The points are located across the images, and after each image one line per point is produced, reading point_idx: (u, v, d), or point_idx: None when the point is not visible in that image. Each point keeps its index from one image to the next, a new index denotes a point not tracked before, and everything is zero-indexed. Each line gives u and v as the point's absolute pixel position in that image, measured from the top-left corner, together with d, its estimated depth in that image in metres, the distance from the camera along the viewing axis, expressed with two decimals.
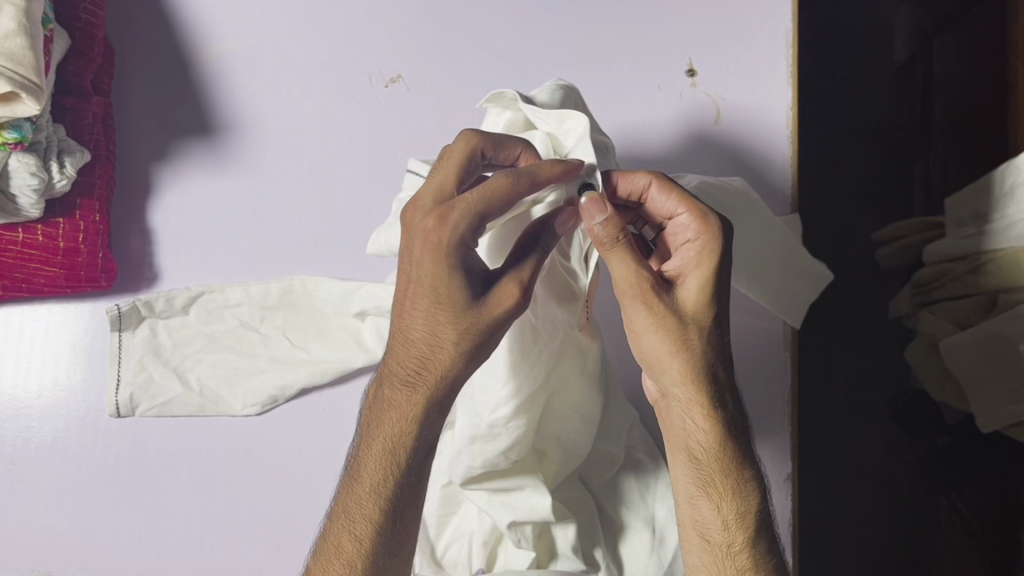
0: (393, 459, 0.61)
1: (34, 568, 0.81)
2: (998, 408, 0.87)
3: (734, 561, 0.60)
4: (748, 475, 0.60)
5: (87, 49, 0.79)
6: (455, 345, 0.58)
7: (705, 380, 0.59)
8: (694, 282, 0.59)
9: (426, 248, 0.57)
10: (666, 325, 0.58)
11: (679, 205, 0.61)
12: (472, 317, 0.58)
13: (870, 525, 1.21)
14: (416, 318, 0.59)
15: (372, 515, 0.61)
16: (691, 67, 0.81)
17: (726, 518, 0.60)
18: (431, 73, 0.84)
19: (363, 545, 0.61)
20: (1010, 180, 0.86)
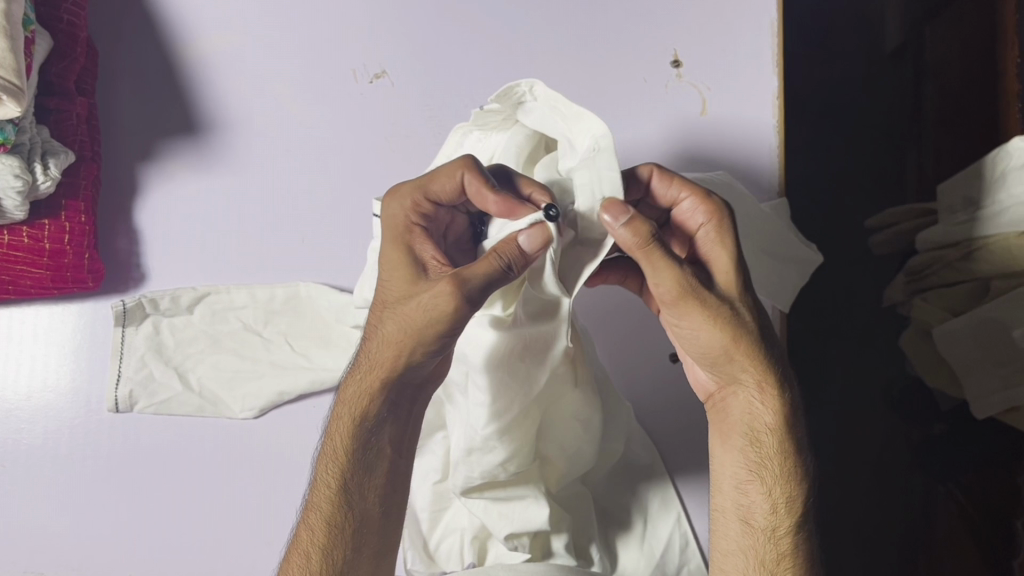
0: (345, 451, 0.61)
1: (26, 569, 0.81)
2: (990, 394, 0.86)
3: (777, 544, 0.61)
4: (802, 460, 0.62)
5: (71, 50, 0.79)
6: (398, 329, 0.58)
7: (772, 364, 0.61)
8: (725, 265, 0.60)
9: (387, 233, 0.62)
10: (727, 316, 0.59)
11: (681, 191, 0.62)
12: (410, 298, 0.58)
13: (868, 515, 1.21)
14: (373, 308, 0.61)
15: (329, 514, 0.61)
16: (676, 58, 0.81)
17: (776, 501, 0.61)
18: (416, 69, 0.83)
19: (317, 538, 0.61)
20: (1002, 165, 0.86)
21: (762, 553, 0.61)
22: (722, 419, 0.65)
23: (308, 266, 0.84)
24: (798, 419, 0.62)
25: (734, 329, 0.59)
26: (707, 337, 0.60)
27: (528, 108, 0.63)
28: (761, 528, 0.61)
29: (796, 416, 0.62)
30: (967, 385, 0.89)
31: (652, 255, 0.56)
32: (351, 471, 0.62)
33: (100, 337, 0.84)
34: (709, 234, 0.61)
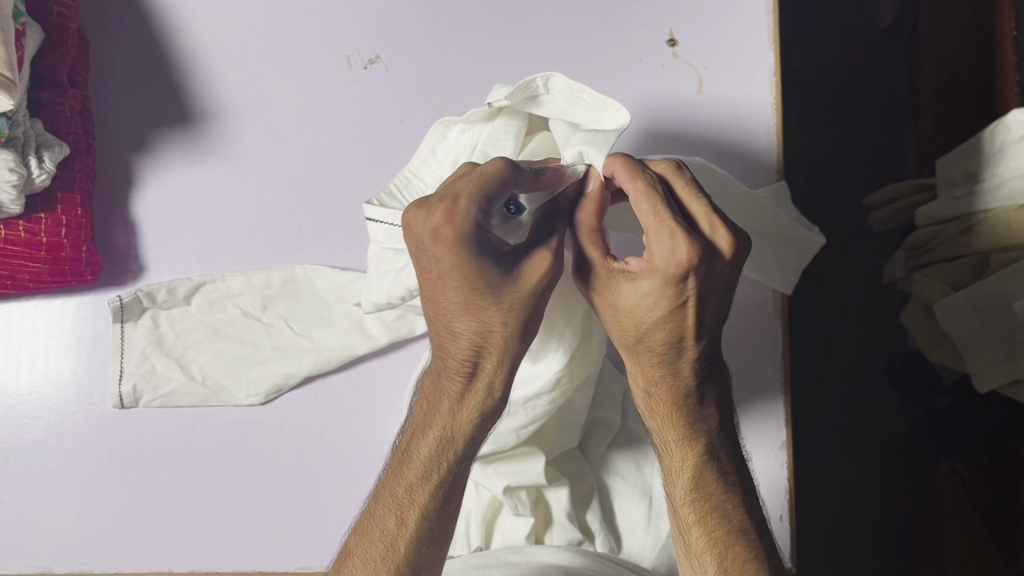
0: (445, 447, 0.60)
1: (32, 564, 0.81)
2: (993, 367, 0.87)
3: (675, 515, 0.61)
4: (701, 445, 0.60)
5: (61, 42, 0.78)
6: (505, 323, 0.58)
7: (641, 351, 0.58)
8: (639, 282, 0.56)
9: (441, 241, 0.55)
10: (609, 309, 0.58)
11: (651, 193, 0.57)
12: (518, 293, 0.57)
13: (874, 489, 1.21)
14: (458, 310, 0.58)
15: (426, 503, 0.60)
16: (672, 37, 0.80)
17: (671, 473, 0.61)
18: (411, 53, 0.83)
19: (410, 531, 0.60)
20: (999, 139, 0.86)
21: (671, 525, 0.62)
22: None
23: (306, 254, 0.84)
24: (699, 402, 0.59)
25: (621, 331, 0.58)
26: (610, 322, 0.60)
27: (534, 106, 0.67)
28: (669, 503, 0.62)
29: (692, 399, 0.59)
30: (968, 358, 0.89)
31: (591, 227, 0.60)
32: (454, 465, 0.60)
33: (100, 330, 0.84)
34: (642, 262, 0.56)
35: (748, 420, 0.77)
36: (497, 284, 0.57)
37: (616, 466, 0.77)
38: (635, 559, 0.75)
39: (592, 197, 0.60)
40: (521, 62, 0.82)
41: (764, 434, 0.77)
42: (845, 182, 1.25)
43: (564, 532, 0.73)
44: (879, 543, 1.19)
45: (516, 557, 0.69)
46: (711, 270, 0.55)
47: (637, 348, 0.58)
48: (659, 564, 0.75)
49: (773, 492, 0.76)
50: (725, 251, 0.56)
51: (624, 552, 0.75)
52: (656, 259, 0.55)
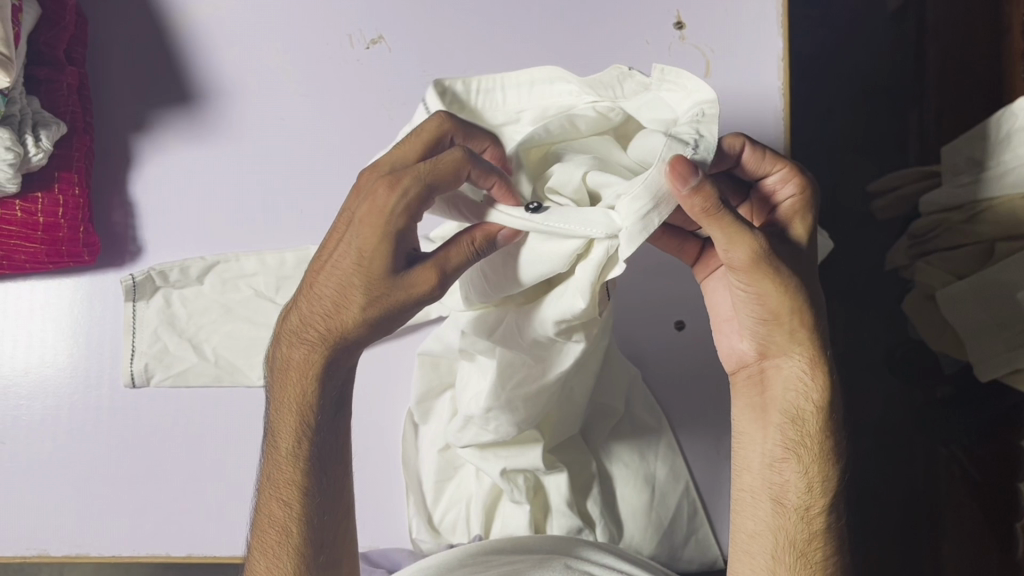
0: (303, 423, 0.59)
1: (28, 547, 0.80)
2: (994, 358, 0.86)
3: (808, 526, 0.59)
4: (837, 441, 0.59)
5: (59, 18, 0.77)
6: (370, 316, 0.55)
7: (826, 341, 0.58)
8: (801, 239, 0.58)
9: (369, 215, 0.53)
10: (798, 290, 0.55)
11: (771, 163, 0.59)
12: (390, 293, 0.54)
13: (872, 477, 1.20)
14: (329, 276, 0.56)
15: (292, 481, 0.60)
16: (679, 20, 0.79)
17: (811, 483, 0.59)
18: (413, 32, 0.82)
19: (293, 507, 0.60)
20: (1005, 126, 0.85)
21: (793, 533, 0.59)
22: (761, 389, 0.61)
23: (303, 235, 0.82)
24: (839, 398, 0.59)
25: (797, 306, 0.56)
26: (755, 303, 0.57)
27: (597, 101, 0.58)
28: (794, 507, 0.59)
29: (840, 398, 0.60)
30: (968, 347, 0.88)
31: (716, 226, 0.52)
32: (315, 437, 0.60)
33: (97, 311, 0.83)
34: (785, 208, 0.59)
35: None
36: (378, 273, 0.54)
37: (619, 454, 0.76)
38: (635, 547, 0.75)
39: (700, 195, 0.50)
40: (525, 45, 0.81)
41: None
42: (849, 168, 1.23)
43: (563, 519, 0.72)
44: (878, 530, 1.19)
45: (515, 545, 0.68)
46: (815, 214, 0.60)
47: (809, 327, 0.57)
48: (659, 552, 0.76)
49: None
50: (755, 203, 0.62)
51: (625, 541, 0.75)
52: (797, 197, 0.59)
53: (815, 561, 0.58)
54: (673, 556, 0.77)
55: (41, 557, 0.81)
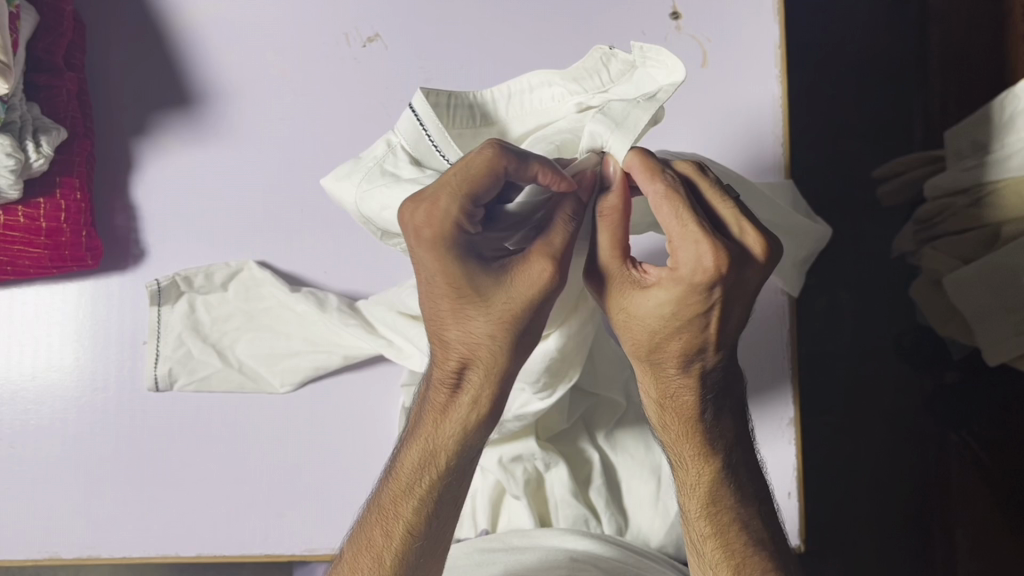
0: (429, 466, 0.57)
1: (40, 550, 0.81)
2: (1003, 342, 0.86)
3: (691, 523, 0.59)
4: (710, 450, 0.57)
5: (57, 25, 0.78)
6: (498, 336, 0.53)
7: (652, 364, 0.55)
8: (653, 302, 0.51)
9: (423, 248, 0.51)
10: (618, 320, 0.54)
11: (667, 228, 0.50)
12: (508, 305, 0.52)
13: (881, 465, 1.19)
14: (448, 321, 0.54)
15: (410, 522, 0.57)
16: (675, 10, 0.79)
17: (683, 483, 0.59)
18: (409, 28, 0.82)
19: (394, 543, 0.57)
20: (1010, 108, 0.85)
21: (688, 531, 0.59)
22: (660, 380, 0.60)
23: (305, 234, 0.83)
24: (705, 404, 0.56)
25: (628, 337, 0.54)
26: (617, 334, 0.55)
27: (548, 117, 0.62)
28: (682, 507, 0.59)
29: (702, 411, 0.56)
30: (978, 333, 0.88)
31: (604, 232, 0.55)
32: (445, 478, 0.57)
33: (103, 314, 0.84)
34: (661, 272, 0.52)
35: (758, 400, 0.77)
36: (491, 296, 0.52)
37: (624, 444, 0.76)
38: (644, 537, 0.75)
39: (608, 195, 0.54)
40: (522, 39, 0.81)
41: (770, 415, 0.77)
42: (853, 154, 1.23)
43: (568, 509, 0.72)
44: (889, 517, 1.18)
45: (521, 540, 0.69)
46: (742, 273, 0.50)
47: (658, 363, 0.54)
48: (667, 542, 0.74)
49: (781, 469, 0.77)
50: (757, 255, 0.51)
51: (632, 530, 0.75)
52: (682, 266, 0.49)
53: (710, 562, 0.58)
54: (683, 547, 0.75)
55: (53, 559, 0.81)
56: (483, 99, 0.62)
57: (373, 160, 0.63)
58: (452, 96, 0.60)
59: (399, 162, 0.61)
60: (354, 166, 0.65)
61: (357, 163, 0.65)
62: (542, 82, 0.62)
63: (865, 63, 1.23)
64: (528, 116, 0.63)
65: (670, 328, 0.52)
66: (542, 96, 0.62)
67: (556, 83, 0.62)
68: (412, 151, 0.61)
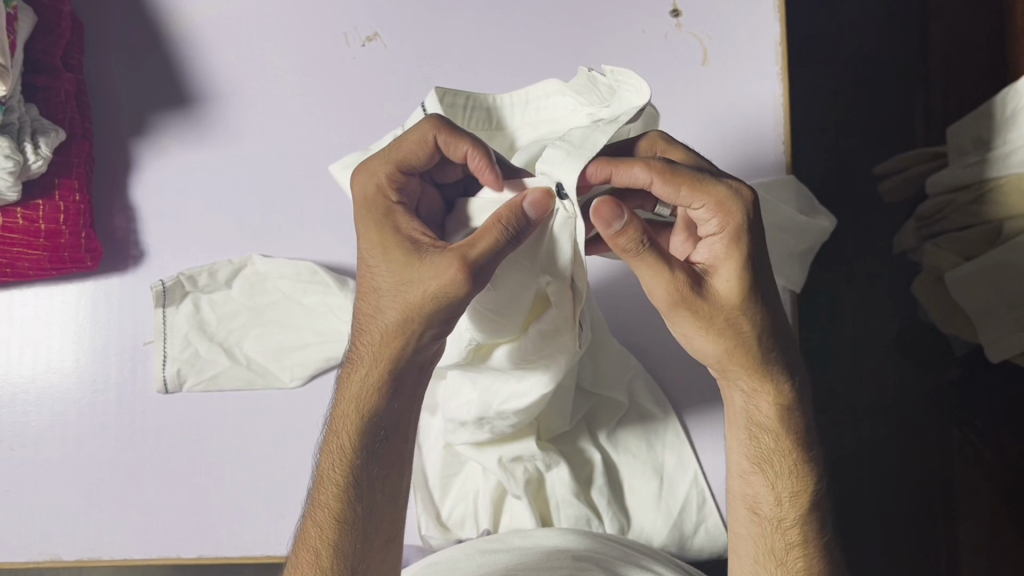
0: (347, 446, 0.59)
1: (41, 552, 0.81)
2: (1008, 338, 0.85)
3: (785, 535, 0.60)
4: (812, 451, 0.61)
5: (55, 26, 0.77)
6: (397, 318, 0.56)
7: (761, 363, 0.57)
8: (728, 273, 0.54)
9: (359, 212, 0.58)
10: (715, 326, 0.55)
11: (691, 198, 0.53)
12: (408, 288, 0.55)
13: (883, 463, 1.19)
14: (367, 301, 0.58)
15: (335, 511, 0.59)
16: (675, 8, 0.79)
17: (777, 496, 0.60)
18: (408, 27, 0.82)
19: (325, 533, 0.59)
20: (1012, 104, 0.85)
21: (770, 542, 0.60)
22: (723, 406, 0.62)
23: (304, 233, 0.83)
24: (800, 407, 0.60)
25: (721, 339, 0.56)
26: (701, 345, 0.57)
27: (560, 123, 0.62)
28: (768, 518, 0.60)
29: (796, 414, 0.60)
30: (981, 329, 0.87)
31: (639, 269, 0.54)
32: (363, 462, 0.59)
33: (102, 316, 0.83)
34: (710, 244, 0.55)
35: None
36: (395, 271, 0.56)
37: (625, 443, 0.76)
38: (646, 537, 0.74)
39: (620, 237, 0.52)
40: (522, 38, 0.81)
41: None
42: (853, 151, 1.22)
43: (570, 509, 0.72)
44: (892, 514, 1.18)
45: (522, 540, 0.69)
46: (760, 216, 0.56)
47: (756, 363, 0.57)
48: (669, 542, 0.74)
49: None
50: None
51: (634, 530, 0.74)
52: (727, 228, 0.53)
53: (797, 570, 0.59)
54: (684, 546, 0.75)
55: (54, 561, 0.81)
56: (499, 102, 0.63)
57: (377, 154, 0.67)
58: (468, 99, 0.62)
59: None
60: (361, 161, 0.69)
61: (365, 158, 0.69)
62: (555, 92, 0.62)
63: (866, 59, 1.22)
64: (542, 123, 0.63)
65: (756, 301, 0.55)
66: (556, 104, 0.62)
67: (569, 94, 0.61)
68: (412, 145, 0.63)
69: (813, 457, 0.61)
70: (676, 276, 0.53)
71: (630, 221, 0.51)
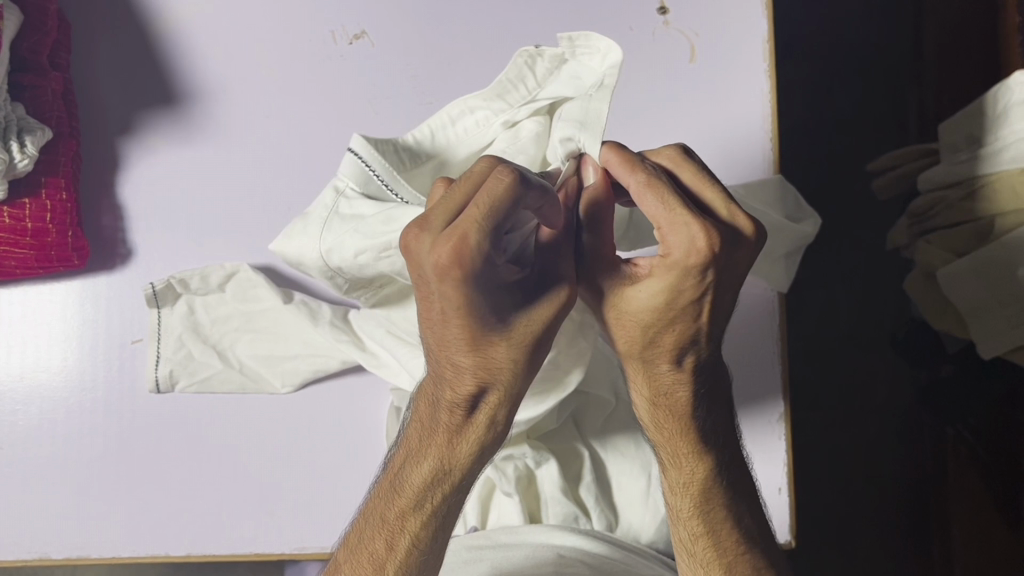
0: (438, 481, 0.56)
1: (32, 550, 0.81)
2: (998, 336, 0.85)
3: (684, 525, 0.59)
4: (706, 449, 0.58)
5: (41, 24, 0.77)
6: (519, 364, 0.53)
7: (653, 362, 0.55)
8: (649, 287, 0.52)
9: (441, 278, 0.48)
10: (613, 317, 0.54)
11: (656, 217, 0.51)
12: (527, 330, 0.52)
13: (877, 459, 1.19)
14: (454, 354, 0.52)
15: (416, 536, 0.57)
16: (663, 5, 0.79)
17: (674, 485, 0.59)
18: (396, 25, 0.82)
19: (401, 555, 0.57)
20: (1003, 101, 0.85)
21: (677, 532, 0.60)
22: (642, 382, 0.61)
23: (293, 232, 0.83)
24: (699, 402, 0.57)
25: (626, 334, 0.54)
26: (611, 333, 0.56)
27: (508, 137, 0.66)
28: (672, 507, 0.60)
29: (696, 410, 0.57)
30: (972, 326, 0.87)
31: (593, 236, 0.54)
32: (461, 489, 0.57)
33: (90, 315, 0.83)
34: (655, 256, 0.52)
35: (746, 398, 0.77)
36: (511, 328, 0.52)
37: (615, 441, 0.76)
38: (634, 533, 0.74)
39: (586, 202, 0.54)
40: (509, 35, 0.81)
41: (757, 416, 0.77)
42: (845, 148, 1.22)
43: (557, 506, 0.72)
44: (887, 511, 1.18)
45: (509, 538, 0.69)
46: (735, 259, 0.51)
47: (644, 359, 0.55)
48: (658, 538, 0.74)
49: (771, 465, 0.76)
50: (749, 233, 0.51)
51: (623, 528, 0.74)
52: (673, 251, 0.50)
53: (702, 559, 0.59)
54: (673, 542, 0.75)
55: (42, 560, 0.81)
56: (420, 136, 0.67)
57: (323, 211, 0.66)
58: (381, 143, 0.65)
59: (353, 203, 0.64)
60: (303, 222, 0.67)
61: (305, 222, 0.67)
62: (463, 110, 0.67)
63: (859, 56, 1.22)
64: (469, 141, 0.67)
65: (669, 316, 0.52)
66: (468, 122, 0.67)
67: (480, 108, 0.67)
68: (362, 188, 0.64)
69: (718, 451, 0.59)
70: None
71: (602, 192, 0.53)
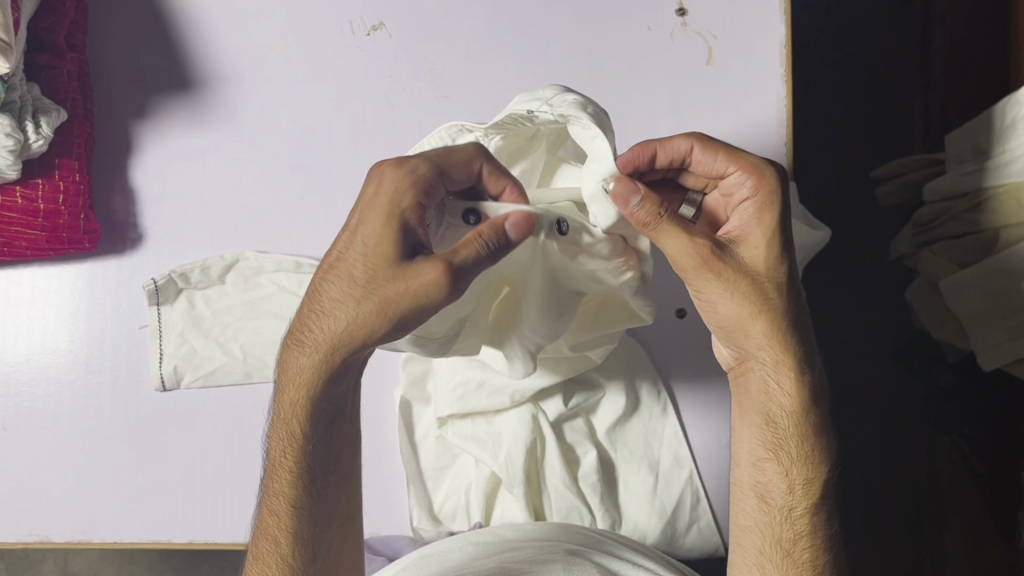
0: (295, 435, 0.58)
1: (32, 532, 0.81)
2: (997, 346, 0.85)
3: (794, 525, 0.57)
4: (822, 439, 0.57)
5: (59, 5, 0.77)
6: (364, 312, 0.53)
7: (788, 339, 0.56)
8: (759, 241, 0.55)
9: (375, 215, 0.52)
10: (750, 291, 0.55)
11: (728, 163, 0.57)
12: (393, 282, 0.51)
13: (874, 469, 1.18)
14: (326, 287, 0.54)
15: (291, 497, 0.58)
16: (681, 6, 0.78)
17: (787, 485, 0.57)
18: (413, 17, 0.81)
19: (284, 520, 0.58)
20: (1011, 115, 0.84)
21: (778, 532, 0.58)
22: (742, 392, 0.60)
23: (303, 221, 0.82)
24: (818, 386, 0.57)
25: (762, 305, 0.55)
26: (731, 312, 0.56)
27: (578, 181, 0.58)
28: (778, 506, 0.58)
29: (812, 404, 0.57)
30: (972, 335, 0.87)
31: (667, 236, 0.54)
32: (309, 444, 0.58)
33: (97, 299, 0.84)
34: (750, 211, 0.56)
35: None
36: (381, 269, 0.52)
37: (624, 439, 0.76)
38: (639, 532, 0.74)
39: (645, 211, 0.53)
40: (526, 29, 0.80)
41: None
42: (852, 157, 1.22)
43: (562, 500, 0.72)
44: (881, 521, 1.17)
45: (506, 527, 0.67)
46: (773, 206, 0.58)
47: (783, 347, 0.56)
48: (660, 540, 0.74)
49: None
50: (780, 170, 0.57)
51: (627, 526, 0.75)
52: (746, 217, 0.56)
53: (804, 561, 0.57)
54: (675, 544, 0.75)
55: (43, 542, 0.81)
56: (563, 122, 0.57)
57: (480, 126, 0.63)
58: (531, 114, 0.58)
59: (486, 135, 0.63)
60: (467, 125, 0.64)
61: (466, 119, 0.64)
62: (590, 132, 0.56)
63: (868, 65, 1.23)
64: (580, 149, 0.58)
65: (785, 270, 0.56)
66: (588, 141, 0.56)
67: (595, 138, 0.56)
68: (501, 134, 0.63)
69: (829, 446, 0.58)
70: (700, 243, 0.54)
71: (648, 197, 0.53)
